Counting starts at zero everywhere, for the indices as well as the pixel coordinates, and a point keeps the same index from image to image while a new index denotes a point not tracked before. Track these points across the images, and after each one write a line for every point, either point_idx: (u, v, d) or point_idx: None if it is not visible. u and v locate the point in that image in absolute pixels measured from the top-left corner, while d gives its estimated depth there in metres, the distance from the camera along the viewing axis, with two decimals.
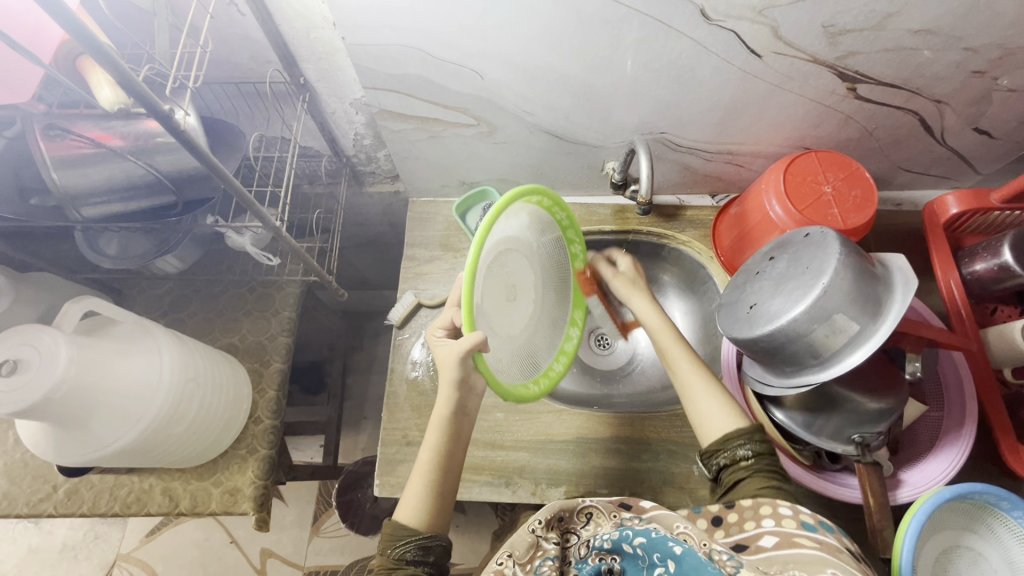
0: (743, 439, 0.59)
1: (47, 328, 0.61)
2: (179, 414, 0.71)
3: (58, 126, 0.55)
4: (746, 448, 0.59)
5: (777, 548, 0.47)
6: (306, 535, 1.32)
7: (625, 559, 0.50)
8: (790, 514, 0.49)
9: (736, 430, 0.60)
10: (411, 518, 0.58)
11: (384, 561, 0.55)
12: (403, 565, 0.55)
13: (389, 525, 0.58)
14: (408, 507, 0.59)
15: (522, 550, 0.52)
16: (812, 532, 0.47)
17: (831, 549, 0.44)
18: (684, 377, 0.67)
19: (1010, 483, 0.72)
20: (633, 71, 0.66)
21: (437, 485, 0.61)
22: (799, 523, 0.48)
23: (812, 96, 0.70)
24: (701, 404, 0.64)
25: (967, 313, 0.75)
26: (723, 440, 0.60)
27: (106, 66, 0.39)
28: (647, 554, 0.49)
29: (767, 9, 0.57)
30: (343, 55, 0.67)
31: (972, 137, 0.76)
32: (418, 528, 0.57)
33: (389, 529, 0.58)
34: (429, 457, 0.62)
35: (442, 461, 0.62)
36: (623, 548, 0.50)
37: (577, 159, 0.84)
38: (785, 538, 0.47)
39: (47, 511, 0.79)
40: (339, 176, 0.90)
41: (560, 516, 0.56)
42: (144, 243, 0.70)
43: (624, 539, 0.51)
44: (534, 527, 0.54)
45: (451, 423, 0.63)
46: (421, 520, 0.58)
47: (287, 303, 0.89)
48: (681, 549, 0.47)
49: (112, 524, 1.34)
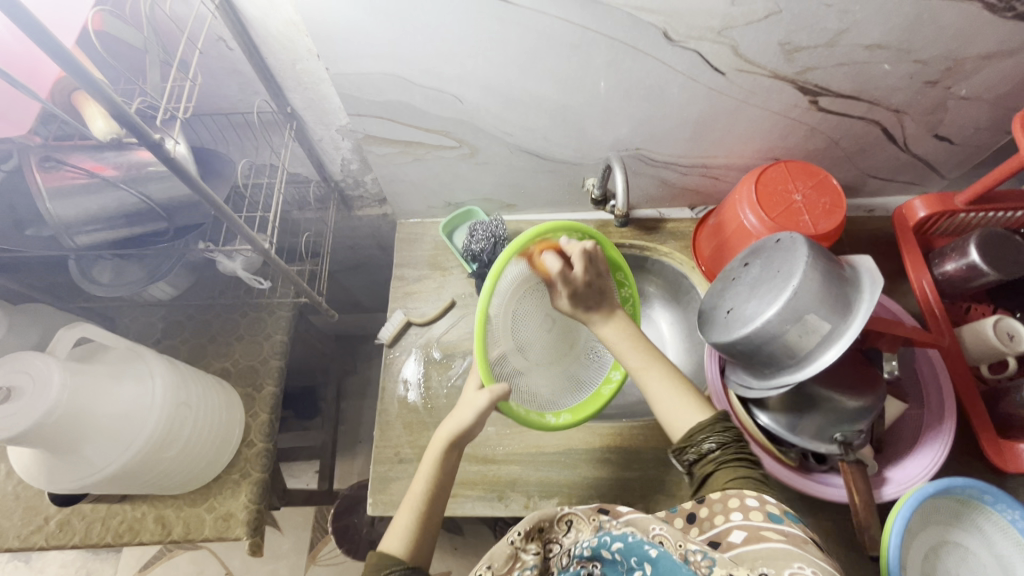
0: (708, 430, 0.59)
1: (40, 354, 0.62)
2: (171, 437, 0.71)
3: (54, 158, 0.57)
4: (711, 441, 0.58)
5: (745, 542, 0.47)
6: (303, 563, 1.31)
7: (605, 564, 0.49)
8: (757, 506, 0.49)
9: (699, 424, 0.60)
10: (398, 547, 0.58)
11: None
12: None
13: (372, 556, 0.58)
14: (395, 537, 0.59)
15: (501, 563, 0.52)
16: (778, 524, 0.47)
17: (798, 541, 0.45)
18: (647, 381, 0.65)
19: (995, 478, 0.73)
20: (604, 91, 0.69)
21: (425, 515, 0.61)
22: (765, 514, 0.48)
23: (776, 110, 0.73)
24: (668, 403, 0.63)
25: (942, 312, 0.77)
26: (689, 437, 0.60)
27: (102, 100, 0.41)
28: (625, 559, 0.48)
29: (726, 30, 0.60)
30: (327, 84, 0.70)
31: (934, 143, 0.80)
32: (402, 557, 0.57)
33: (373, 560, 0.57)
34: (421, 488, 0.63)
35: (434, 491, 0.62)
36: (603, 554, 0.50)
37: (557, 177, 0.87)
38: (752, 532, 0.47)
39: (39, 544, 0.79)
40: (328, 201, 0.93)
41: (541, 526, 0.56)
42: (137, 270, 0.71)
43: (603, 544, 0.50)
44: (513, 538, 0.54)
45: (443, 459, 0.64)
46: (406, 549, 0.58)
47: (278, 326, 0.91)
48: (656, 552, 0.46)
49: (105, 559, 1.32)
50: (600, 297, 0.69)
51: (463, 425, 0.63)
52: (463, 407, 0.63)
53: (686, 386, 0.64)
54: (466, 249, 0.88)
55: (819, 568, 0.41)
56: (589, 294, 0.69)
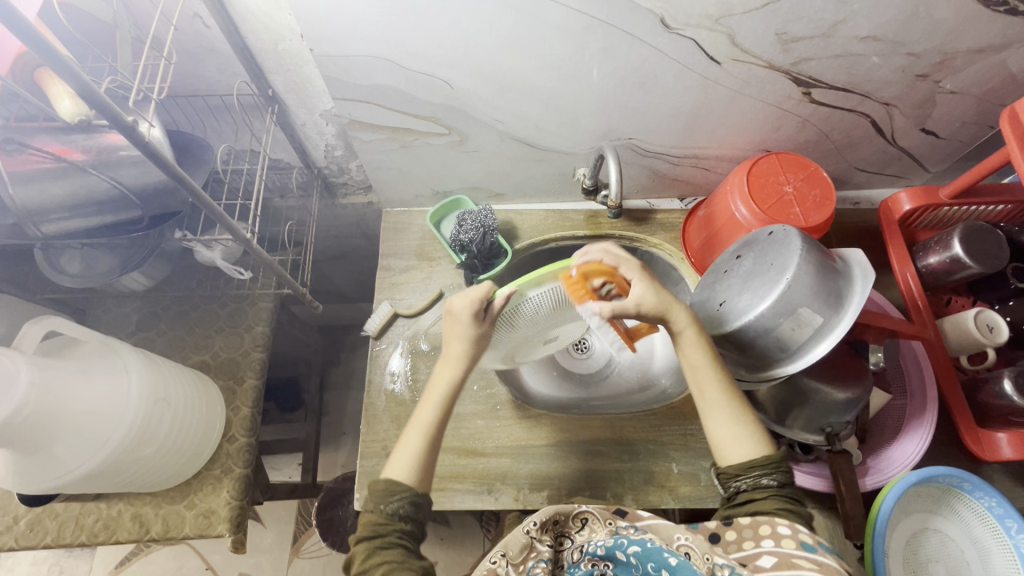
0: (770, 468, 0.55)
1: (5, 349, 0.58)
2: (148, 435, 0.69)
3: (15, 141, 0.53)
4: (773, 478, 0.55)
5: (776, 568, 0.48)
6: (286, 557, 1.29)
7: (617, 565, 0.55)
8: (789, 534, 0.50)
9: (753, 458, 0.56)
10: (405, 474, 0.57)
11: (376, 516, 0.55)
12: (393, 522, 0.54)
13: (380, 481, 0.57)
14: (401, 462, 0.58)
15: (515, 551, 0.53)
16: (811, 552, 0.48)
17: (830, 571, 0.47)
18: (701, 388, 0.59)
19: (971, 465, 0.76)
20: (599, 79, 0.68)
21: (432, 443, 0.59)
22: (798, 543, 0.49)
23: (769, 101, 0.73)
24: (725, 428, 0.58)
25: (925, 304, 0.78)
26: (745, 467, 0.56)
27: (68, 79, 0.38)
28: (640, 563, 0.54)
29: (723, 18, 0.59)
30: (311, 66, 0.67)
31: (920, 137, 0.80)
32: (411, 483, 0.56)
33: (381, 486, 0.56)
34: (430, 413, 0.61)
35: (440, 420, 0.61)
36: (618, 556, 0.54)
37: (548, 167, 0.86)
38: (783, 559, 0.49)
39: (8, 544, 0.76)
40: (311, 188, 0.90)
41: (556, 519, 0.58)
42: (110, 258, 0.67)
43: (618, 546, 0.54)
44: (528, 528, 0.55)
45: (439, 418, 0.60)
46: (414, 477, 0.57)
47: (260, 317, 0.88)
48: (676, 561, 0.52)
49: (79, 556, 1.28)
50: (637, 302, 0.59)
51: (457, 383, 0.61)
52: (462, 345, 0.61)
53: (750, 417, 0.58)
54: (454, 240, 0.86)
55: None
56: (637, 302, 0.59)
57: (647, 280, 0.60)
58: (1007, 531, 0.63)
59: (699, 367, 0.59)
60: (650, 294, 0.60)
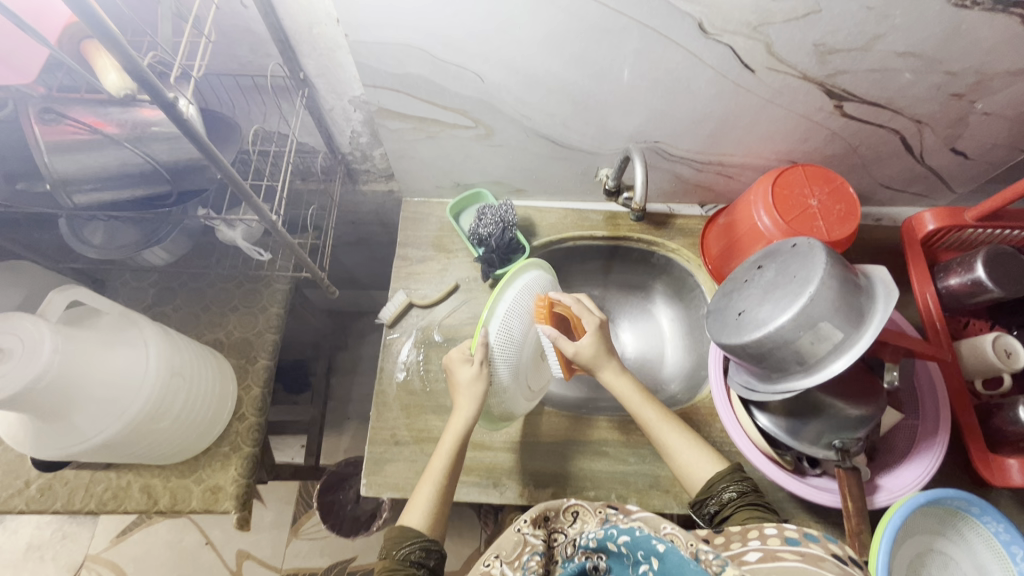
0: (728, 480, 0.65)
1: (30, 316, 0.59)
2: (163, 408, 0.69)
3: (54, 111, 0.53)
4: (732, 489, 0.64)
5: (762, 559, 0.48)
6: (284, 537, 1.30)
7: (611, 557, 0.49)
8: (775, 531, 0.51)
9: (718, 473, 0.66)
10: (418, 522, 0.64)
11: (389, 562, 0.59)
12: (407, 565, 0.59)
13: (395, 529, 0.63)
14: (417, 512, 0.64)
15: (509, 551, 0.54)
16: (796, 544, 0.48)
17: (815, 558, 0.45)
18: (663, 434, 0.70)
19: (978, 489, 0.76)
20: (629, 80, 0.67)
21: (443, 492, 0.66)
22: (783, 537, 0.50)
23: (801, 112, 0.72)
24: (688, 453, 0.69)
25: (943, 325, 0.78)
26: (710, 487, 0.65)
27: (117, 54, 0.38)
28: (631, 552, 0.48)
29: (763, 26, 0.59)
30: (344, 51, 0.67)
31: (949, 156, 0.80)
32: (423, 531, 0.63)
33: (395, 534, 0.62)
34: (441, 464, 0.68)
35: (451, 469, 0.68)
36: (608, 546, 0.49)
37: (571, 165, 0.85)
38: (769, 552, 0.49)
39: (19, 507, 0.77)
40: (334, 173, 0.90)
41: (546, 516, 0.59)
42: (134, 233, 0.69)
43: (609, 537, 0.49)
44: (520, 526, 0.56)
45: (448, 469, 0.68)
46: (428, 525, 0.64)
47: (275, 299, 0.89)
48: (664, 547, 0.46)
49: (82, 524, 1.30)
50: (610, 344, 0.75)
51: (470, 422, 0.68)
52: (466, 402, 0.68)
53: (700, 442, 0.70)
54: (472, 233, 0.86)
55: None
56: (598, 358, 0.73)
57: (598, 336, 0.73)
58: (1011, 557, 0.64)
59: (639, 401, 0.72)
60: (596, 347, 0.72)
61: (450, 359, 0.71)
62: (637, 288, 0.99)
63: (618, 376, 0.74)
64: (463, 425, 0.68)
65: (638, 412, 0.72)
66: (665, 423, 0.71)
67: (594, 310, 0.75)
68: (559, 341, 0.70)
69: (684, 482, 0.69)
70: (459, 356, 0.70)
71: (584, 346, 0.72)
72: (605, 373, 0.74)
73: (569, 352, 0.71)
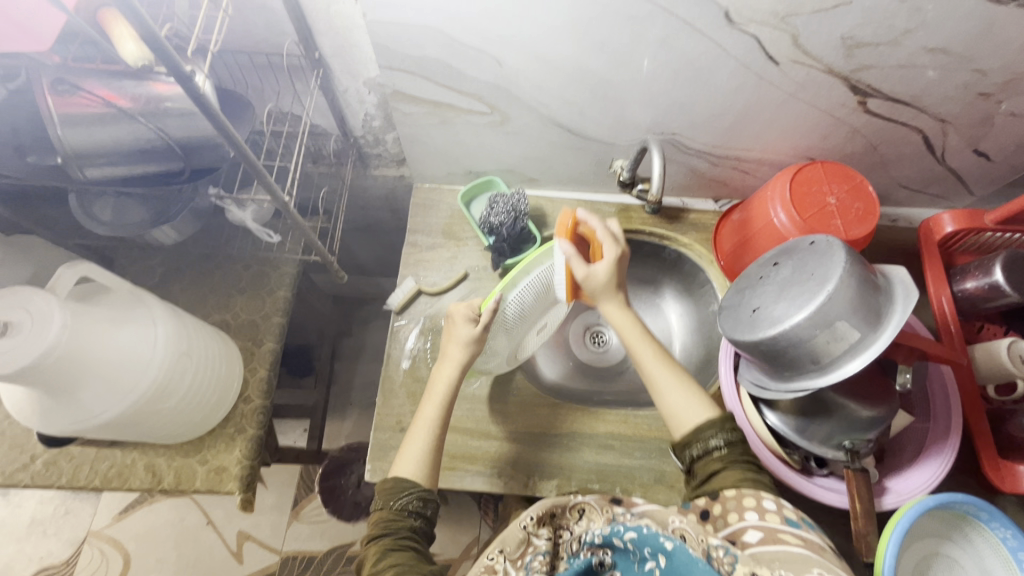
0: (716, 428, 0.63)
1: (40, 291, 0.58)
2: (170, 387, 0.69)
3: (68, 82, 0.52)
4: (719, 438, 0.62)
5: (762, 543, 0.50)
6: (285, 520, 1.31)
7: (616, 552, 0.48)
8: (773, 509, 0.53)
9: (706, 420, 0.64)
10: (412, 471, 0.65)
11: (386, 513, 0.62)
12: (406, 516, 0.62)
13: (389, 479, 0.64)
14: (409, 462, 0.65)
15: (513, 547, 0.54)
16: (795, 528, 0.50)
17: (815, 547, 0.48)
18: (654, 373, 0.68)
19: (986, 494, 0.75)
20: (649, 70, 0.66)
21: (437, 445, 0.67)
22: (783, 518, 0.51)
23: (823, 107, 0.71)
24: (677, 397, 0.66)
25: (957, 328, 0.77)
26: (696, 433, 0.63)
27: (138, 26, 0.37)
28: (638, 548, 0.47)
29: (790, 17, 0.57)
30: (362, 32, 0.66)
31: (971, 158, 0.78)
32: (417, 480, 0.64)
33: (390, 484, 0.63)
34: (434, 412, 0.68)
35: (444, 417, 0.69)
36: (614, 542, 0.48)
37: (586, 155, 0.84)
38: (769, 533, 0.51)
39: (24, 482, 0.77)
40: (346, 157, 0.89)
41: (553, 512, 0.57)
42: (141, 210, 0.68)
43: (615, 533, 0.47)
44: (525, 524, 0.55)
45: (441, 419, 0.68)
46: (424, 475, 0.65)
47: (283, 282, 0.88)
48: (672, 544, 0.45)
49: (85, 499, 1.31)
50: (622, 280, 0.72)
51: (462, 364, 0.69)
52: (456, 346, 0.70)
53: (691, 385, 0.67)
54: (483, 221, 0.85)
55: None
56: (606, 288, 0.71)
57: (614, 265, 0.71)
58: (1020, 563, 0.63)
59: (637, 338, 0.71)
60: (610, 275, 0.70)
61: (452, 314, 0.71)
62: (647, 282, 0.98)
63: (621, 311, 0.72)
64: (453, 371, 0.69)
65: (633, 345, 0.70)
66: (660, 365, 0.69)
67: (619, 239, 0.73)
68: (573, 261, 0.69)
69: (670, 426, 0.67)
70: (464, 314, 0.70)
71: (597, 271, 0.70)
72: (606, 305, 0.72)
73: (580, 275, 0.69)
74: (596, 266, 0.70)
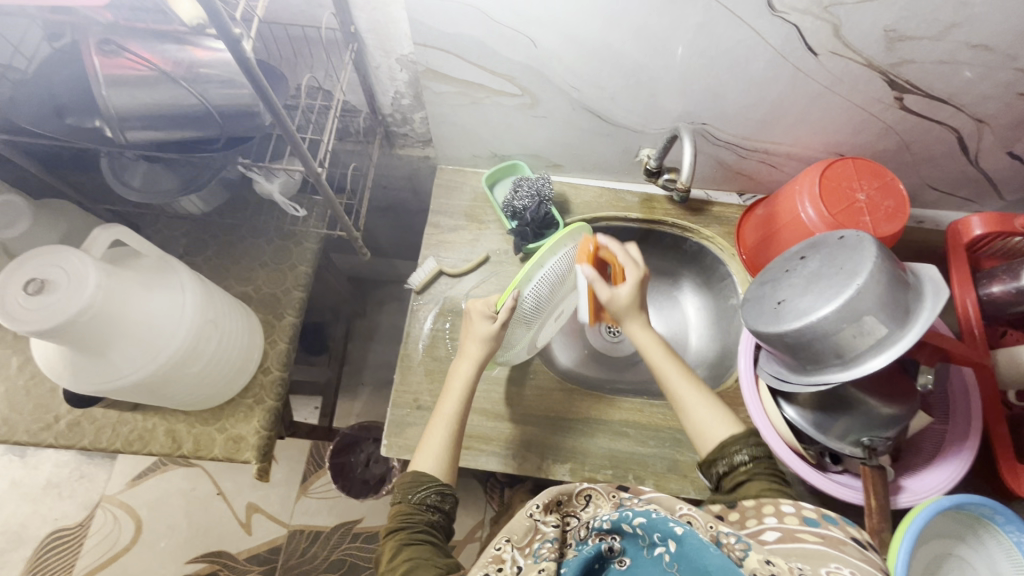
0: (740, 445, 0.64)
1: (75, 251, 0.59)
2: (194, 353, 0.70)
3: (114, 42, 0.53)
4: (744, 453, 0.63)
5: (779, 542, 0.50)
6: (293, 494, 1.32)
7: (624, 538, 0.48)
8: (792, 511, 0.52)
9: (732, 435, 0.65)
10: (432, 468, 0.65)
11: (404, 506, 0.63)
12: (422, 509, 0.62)
13: (408, 475, 0.65)
14: (430, 457, 0.66)
15: (521, 536, 0.54)
16: (815, 527, 0.50)
17: (834, 542, 0.47)
18: (679, 392, 0.69)
19: (1000, 499, 0.75)
20: (684, 57, 0.66)
21: (455, 434, 0.68)
22: (802, 518, 0.51)
23: (858, 102, 0.70)
24: (703, 414, 0.67)
25: (980, 332, 0.76)
26: (722, 448, 0.64)
27: None
28: (647, 534, 0.46)
29: (833, 6, 0.57)
30: (399, 7, 0.66)
31: (1005, 161, 0.77)
32: (436, 476, 0.65)
33: (409, 479, 0.65)
34: (453, 409, 0.69)
35: (462, 412, 0.69)
36: (623, 528, 0.47)
37: (614, 142, 0.84)
38: (787, 533, 0.51)
39: (48, 441, 0.78)
40: (373, 135, 0.89)
41: (559, 500, 0.58)
42: (172, 178, 0.69)
43: (623, 519, 0.47)
44: (533, 511, 0.56)
45: (458, 416, 0.69)
46: (442, 471, 0.65)
47: (305, 258, 0.89)
48: (681, 530, 0.43)
49: (99, 465, 1.33)
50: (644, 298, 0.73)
51: (480, 359, 0.70)
52: (473, 342, 0.70)
53: (716, 399, 0.68)
54: (506, 205, 0.85)
55: (858, 569, 0.44)
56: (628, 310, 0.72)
57: (637, 288, 0.72)
58: None
59: (660, 355, 0.71)
60: (632, 297, 0.72)
61: (471, 308, 0.71)
62: (665, 274, 0.98)
63: (644, 333, 0.72)
64: (471, 367, 0.70)
65: (655, 366, 0.71)
66: (684, 383, 0.69)
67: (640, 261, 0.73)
68: (597, 285, 0.71)
69: (696, 443, 0.67)
70: (481, 310, 0.70)
71: (620, 293, 0.72)
72: (629, 326, 0.73)
73: (604, 297, 0.71)
74: (618, 292, 0.71)
